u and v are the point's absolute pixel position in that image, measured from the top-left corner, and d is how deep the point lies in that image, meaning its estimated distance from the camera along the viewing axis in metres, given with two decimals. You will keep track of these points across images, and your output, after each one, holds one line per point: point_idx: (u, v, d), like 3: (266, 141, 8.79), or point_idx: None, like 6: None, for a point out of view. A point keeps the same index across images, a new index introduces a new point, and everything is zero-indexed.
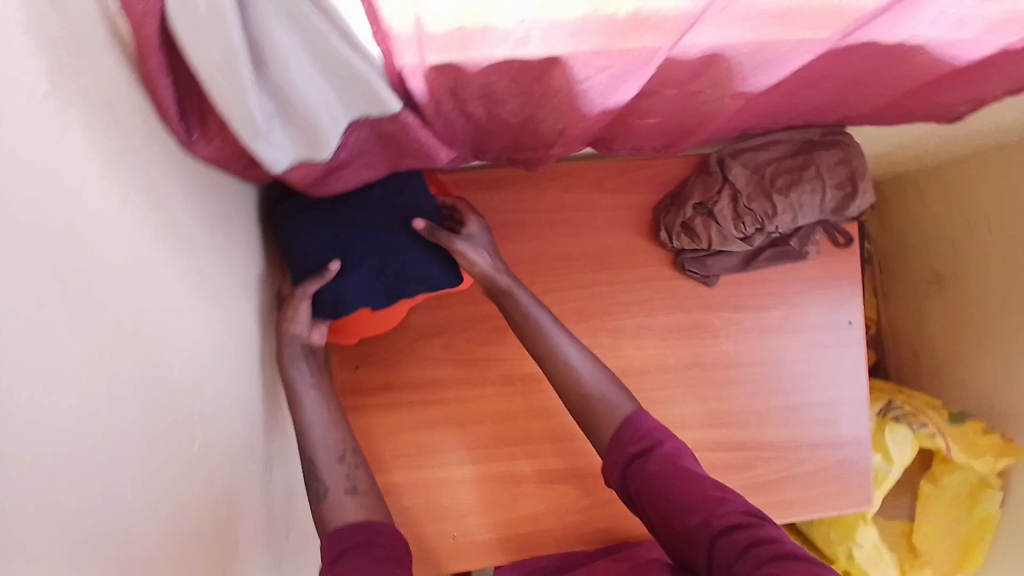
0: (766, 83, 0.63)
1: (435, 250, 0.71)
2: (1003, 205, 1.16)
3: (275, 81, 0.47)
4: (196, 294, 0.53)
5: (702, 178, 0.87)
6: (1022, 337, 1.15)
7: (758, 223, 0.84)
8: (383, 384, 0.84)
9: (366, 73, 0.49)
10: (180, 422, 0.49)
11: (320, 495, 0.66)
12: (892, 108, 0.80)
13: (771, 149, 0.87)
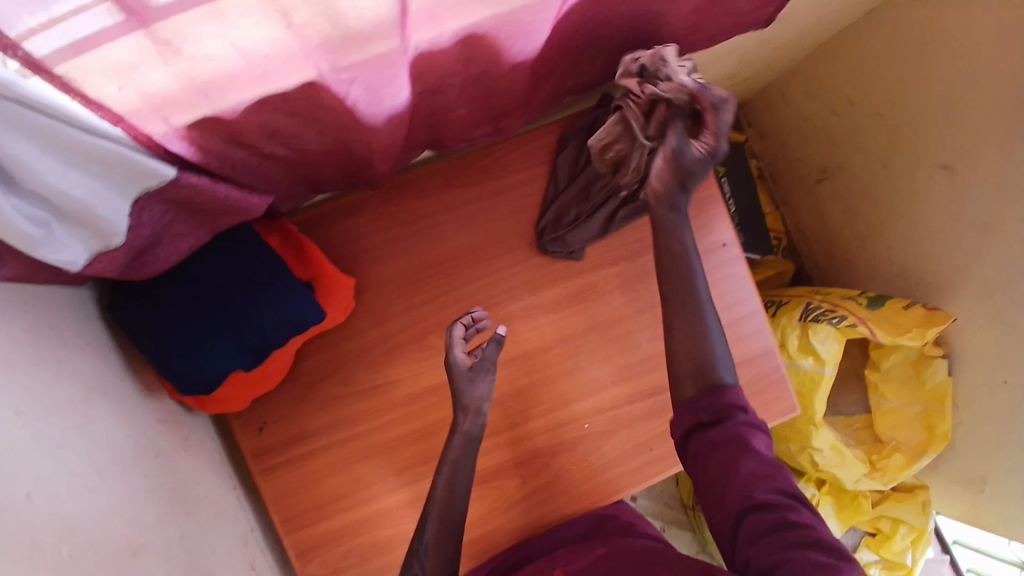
0: (534, 47, 0.64)
1: (287, 295, 0.70)
2: (856, 86, 1.24)
3: (30, 188, 0.47)
4: (33, 410, 0.51)
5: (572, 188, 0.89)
6: (909, 201, 1.23)
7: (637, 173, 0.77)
8: (293, 437, 0.84)
9: (122, 154, 0.49)
10: (49, 540, 0.48)
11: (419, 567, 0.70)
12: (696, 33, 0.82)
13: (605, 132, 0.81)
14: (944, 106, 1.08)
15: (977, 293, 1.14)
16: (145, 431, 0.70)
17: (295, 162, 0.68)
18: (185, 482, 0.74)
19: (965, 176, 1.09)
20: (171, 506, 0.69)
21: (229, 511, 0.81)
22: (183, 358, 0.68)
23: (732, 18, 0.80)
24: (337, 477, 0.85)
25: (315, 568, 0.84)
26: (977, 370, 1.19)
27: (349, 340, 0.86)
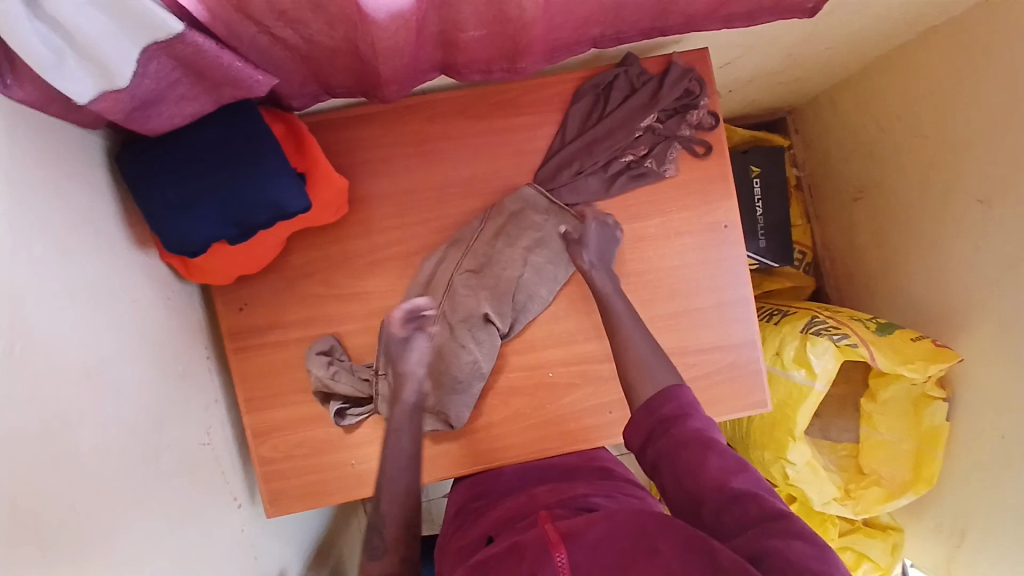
0: None
1: (280, 178, 0.74)
2: (907, 103, 1.17)
3: (51, 16, 0.50)
4: (18, 233, 0.57)
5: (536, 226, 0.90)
6: (937, 234, 1.17)
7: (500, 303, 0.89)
8: (269, 324, 0.89)
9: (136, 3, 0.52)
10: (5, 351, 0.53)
11: (372, 550, 0.71)
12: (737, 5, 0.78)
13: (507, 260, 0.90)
14: (989, 134, 1.01)
15: (992, 338, 1.07)
16: (130, 280, 0.75)
17: (304, 54, 0.70)
18: (158, 337, 0.79)
19: (1000, 212, 1.02)
20: (138, 354, 0.74)
21: (197, 380, 0.87)
22: (172, 217, 0.73)
23: None
24: (303, 370, 0.90)
25: (268, 450, 0.89)
26: (979, 420, 1.12)
27: (339, 245, 0.90)
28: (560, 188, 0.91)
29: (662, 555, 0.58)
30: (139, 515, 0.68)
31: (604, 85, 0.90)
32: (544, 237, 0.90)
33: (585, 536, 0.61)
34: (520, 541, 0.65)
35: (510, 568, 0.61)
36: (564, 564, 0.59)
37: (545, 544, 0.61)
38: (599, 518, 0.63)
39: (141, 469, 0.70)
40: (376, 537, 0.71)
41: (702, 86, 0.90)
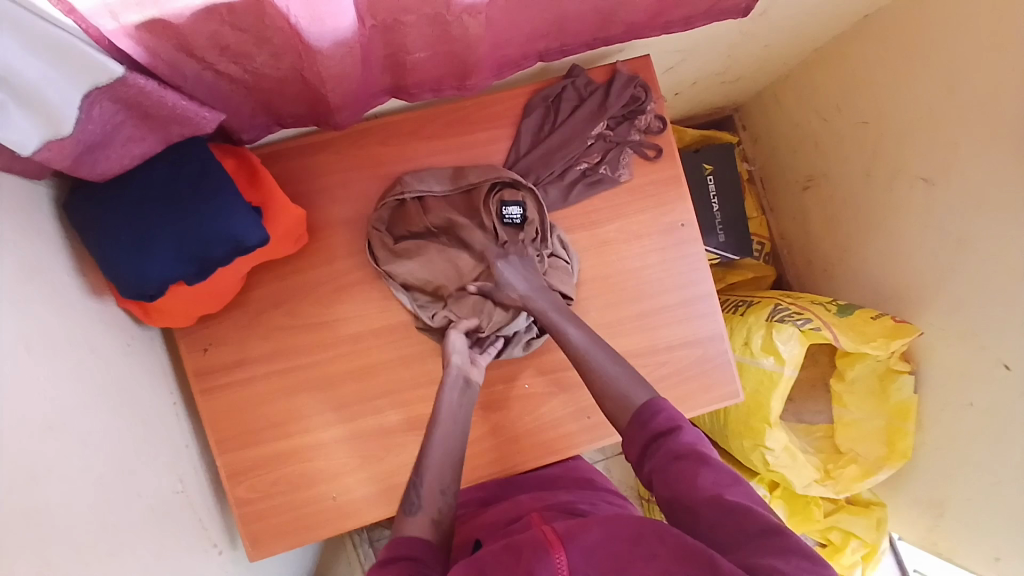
0: None
1: (235, 212, 0.74)
2: (846, 92, 1.23)
3: None
4: None
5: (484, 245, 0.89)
6: (886, 215, 1.22)
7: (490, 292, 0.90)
8: (236, 361, 0.87)
9: (74, 46, 0.51)
10: None
11: (410, 508, 0.73)
12: (675, 14, 0.81)
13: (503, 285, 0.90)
14: (926, 118, 1.07)
15: (949, 311, 1.11)
16: (87, 330, 0.73)
17: (250, 87, 0.69)
18: (121, 385, 0.77)
19: (942, 189, 1.07)
20: (102, 404, 0.72)
21: (166, 426, 0.84)
22: (125, 260, 0.71)
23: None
24: (275, 406, 0.88)
25: (244, 491, 0.87)
26: (943, 389, 1.17)
27: (301, 275, 0.89)
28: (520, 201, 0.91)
29: (659, 560, 0.60)
30: (116, 570, 0.65)
31: (553, 97, 0.92)
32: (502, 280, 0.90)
33: (582, 538, 0.61)
34: (516, 540, 0.63)
35: (507, 567, 0.60)
36: (564, 564, 0.59)
37: (543, 543, 0.61)
38: (596, 521, 0.64)
39: (114, 521, 0.67)
40: (414, 495, 0.74)
41: (647, 92, 0.93)
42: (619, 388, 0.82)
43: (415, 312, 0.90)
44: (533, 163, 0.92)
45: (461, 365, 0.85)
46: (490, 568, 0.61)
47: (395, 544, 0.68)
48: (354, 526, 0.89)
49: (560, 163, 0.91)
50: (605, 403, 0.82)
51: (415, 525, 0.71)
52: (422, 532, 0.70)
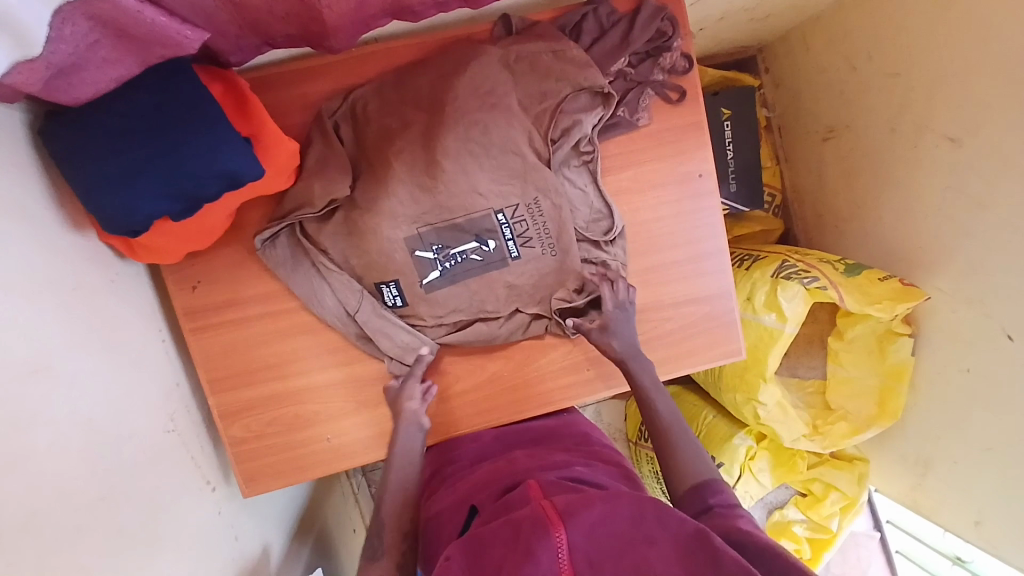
0: None
1: (219, 147, 0.67)
2: (879, 35, 1.14)
3: None
4: None
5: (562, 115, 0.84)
6: (905, 173, 1.17)
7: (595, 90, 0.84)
8: (227, 301, 0.84)
9: None
10: None
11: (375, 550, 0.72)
12: None
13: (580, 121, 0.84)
14: (962, 72, 1.00)
15: (959, 277, 1.09)
16: (68, 266, 0.69)
17: (237, 4, 0.62)
18: (110, 324, 0.74)
19: (969, 150, 1.02)
20: (89, 342, 0.69)
21: (157, 365, 0.82)
22: (107, 193, 0.66)
23: None
24: (270, 348, 0.86)
25: (239, 430, 0.86)
26: (943, 355, 1.17)
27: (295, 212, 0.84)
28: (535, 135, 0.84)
29: (659, 545, 0.59)
30: (107, 514, 0.65)
31: (571, 27, 0.84)
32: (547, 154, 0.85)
33: (584, 515, 0.60)
34: (513, 516, 0.62)
35: (508, 543, 0.59)
36: (564, 543, 0.58)
37: (543, 521, 0.60)
38: (597, 497, 0.62)
39: (102, 462, 0.66)
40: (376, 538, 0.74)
41: (675, 27, 0.85)
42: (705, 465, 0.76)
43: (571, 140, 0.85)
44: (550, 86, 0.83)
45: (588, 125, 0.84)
46: (491, 550, 0.59)
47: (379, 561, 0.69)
48: (349, 467, 0.90)
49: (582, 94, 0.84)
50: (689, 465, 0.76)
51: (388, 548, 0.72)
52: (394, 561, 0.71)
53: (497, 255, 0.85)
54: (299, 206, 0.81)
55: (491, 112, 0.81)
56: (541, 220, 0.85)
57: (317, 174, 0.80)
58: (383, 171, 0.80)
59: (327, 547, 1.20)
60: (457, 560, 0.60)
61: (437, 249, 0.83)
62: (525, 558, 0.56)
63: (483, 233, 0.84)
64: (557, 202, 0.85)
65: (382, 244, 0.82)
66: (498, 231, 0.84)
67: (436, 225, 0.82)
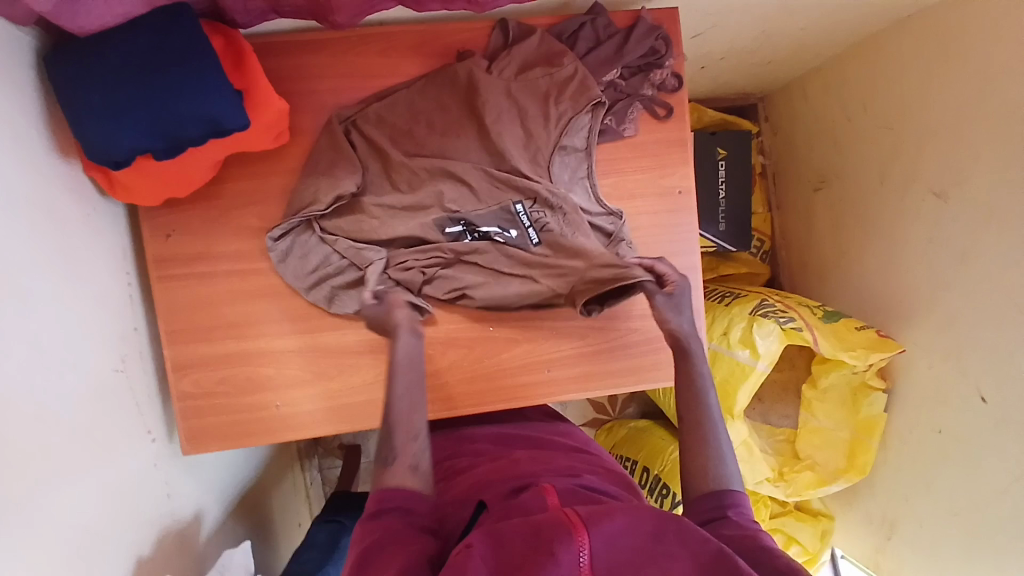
0: None
1: (214, 92, 0.69)
2: (875, 91, 1.18)
3: None
4: None
5: (557, 115, 0.85)
6: (891, 225, 1.19)
7: (590, 97, 0.84)
8: (198, 254, 0.85)
9: None
10: None
11: (387, 461, 0.65)
12: None
13: (571, 123, 0.86)
14: (952, 130, 1.02)
15: (934, 330, 1.10)
16: (46, 188, 0.70)
17: None
18: (78, 255, 0.75)
19: (954, 205, 1.03)
20: (51, 266, 0.69)
21: (117, 306, 0.81)
22: (95, 121, 0.68)
23: None
24: (234, 307, 0.86)
25: (189, 386, 0.85)
26: (915, 412, 1.16)
27: (278, 177, 0.85)
28: (534, 141, 0.85)
29: (679, 563, 0.54)
30: (34, 434, 0.63)
31: (568, 34, 0.87)
32: (540, 147, 0.85)
33: (606, 525, 0.55)
34: (532, 518, 0.58)
35: (525, 544, 0.54)
36: (584, 550, 0.53)
37: (565, 524, 0.55)
38: (620, 509, 0.57)
39: (43, 383, 0.65)
40: (388, 446, 0.66)
41: (668, 47, 0.88)
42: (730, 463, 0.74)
43: (565, 134, 0.86)
44: (548, 85, 0.85)
45: (585, 124, 0.87)
46: (509, 546, 0.55)
47: (375, 519, 0.60)
48: (295, 439, 0.88)
49: (582, 103, 0.84)
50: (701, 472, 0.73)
51: (403, 476, 0.63)
52: (406, 481, 0.63)
53: (518, 242, 0.86)
54: (307, 204, 0.82)
55: (506, 113, 0.84)
56: (562, 217, 0.86)
57: (330, 154, 0.83)
58: (398, 166, 0.84)
59: (264, 533, 1.16)
60: (479, 549, 0.54)
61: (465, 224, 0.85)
62: (545, 560, 0.52)
63: (504, 219, 0.85)
64: (574, 211, 0.85)
65: (399, 226, 0.84)
66: (516, 220, 0.85)
67: (459, 209, 0.85)
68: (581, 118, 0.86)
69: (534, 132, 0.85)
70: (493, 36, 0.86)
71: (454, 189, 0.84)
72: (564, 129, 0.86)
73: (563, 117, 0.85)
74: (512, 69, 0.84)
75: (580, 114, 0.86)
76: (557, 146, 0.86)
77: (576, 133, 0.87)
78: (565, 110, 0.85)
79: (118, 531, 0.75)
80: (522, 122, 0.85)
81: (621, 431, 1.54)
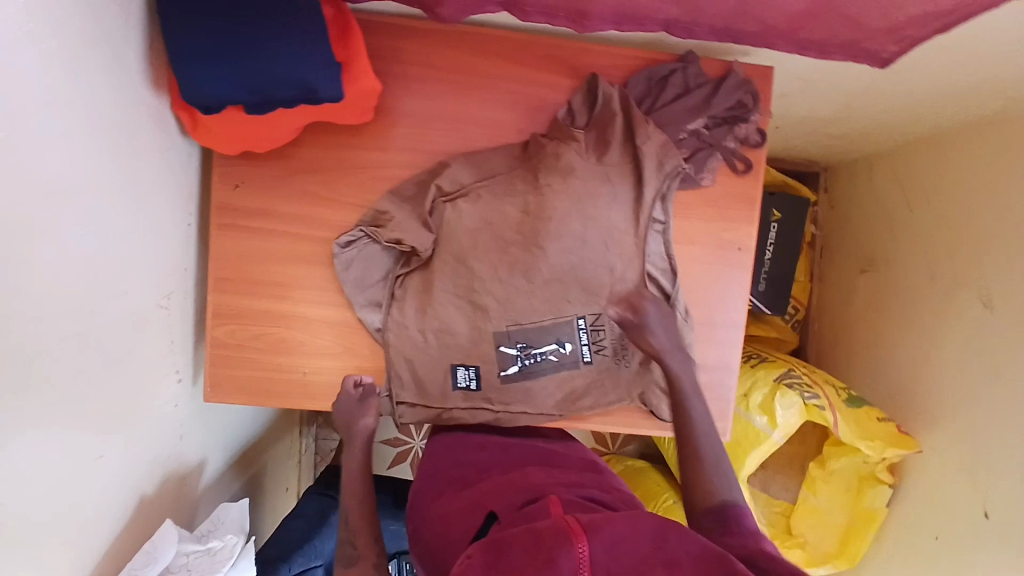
0: None
1: (312, 55, 0.70)
2: (943, 190, 1.16)
3: None
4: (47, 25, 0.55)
5: (637, 194, 0.87)
6: (932, 323, 1.17)
7: (674, 178, 0.87)
8: (260, 209, 0.86)
9: None
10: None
11: (349, 560, 0.79)
12: (806, 24, 0.77)
13: (652, 201, 0.87)
14: (1012, 243, 1.01)
15: (955, 436, 1.08)
16: (134, 118, 0.71)
17: None
18: (149, 186, 0.76)
19: (999, 316, 1.02)
20: (124, 192, 0.71)
21: (173, 243, 0.83)
22: (195, 61, 0.69)
23: (850, 24, 0.76)
24: (282, 267, 0.87)
25: (223, 334, 0.87)
26: (919, 514, 1.14)
27: (352, 151, 0.86)
28: (611, 215, 0.87)
29: (681, 567, 0.54)
30: (69, 351, 0.64)
31: (658, 79, 0.87)
32: (614, 225, 0.87)
33: (606, 530, 0.55)
34: (533, 525, 0.58)
35: (524, 551, 0.54)
36: (585, 555, 0.53)
37: (564, 529, 0.55)
38: (620, 515, 0.57)
39: (92, 303, 0.66)
40: (349, 547, 0.80)
41: (756, 101, 0.87)
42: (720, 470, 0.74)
43: (644, 212, 0.87)
44: (636, 162, 0.86)
45: (660, 202, 0.88)
46: (509, 554, 0.54)
47: None
48: (313, 408, 0.89)
49: (667, 185, 0.87)
50: (688, 475, 0.75)
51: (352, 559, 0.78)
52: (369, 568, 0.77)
53: (572, 358, 0.90)
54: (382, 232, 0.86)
55: (588, 189, 0.86)
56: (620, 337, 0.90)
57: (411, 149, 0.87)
58: (479, 254, 0.87)
59: (255, 490, 1.17)
60: (477, 559, 0.55)
61: (521, 346, 0.88)
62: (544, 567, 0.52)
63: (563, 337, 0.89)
64: (642, 294, 0.88)
65: (468, 317, 0.88)
66: (575, 338, 0.89)
67: (521, 324, 0.88)
68: (659, 200, 0.87)
69: (614, 204, 0.87)
70: (578, 97, 0.86)
71: (539, 292, 0.87)
72: (641, 207, 0.87)
73: (644, 198, 0.87)
74: (592, 139, 0.86)
75: (657, 196, 0.87)
76: (638, 224, 0.88)
77: (653, 212, 0.87)
78: (644, 189, 0.86)
79: (128, 461, 0.76)
80: (604, 195, 0.86)
81: (619, 466, 1.53)
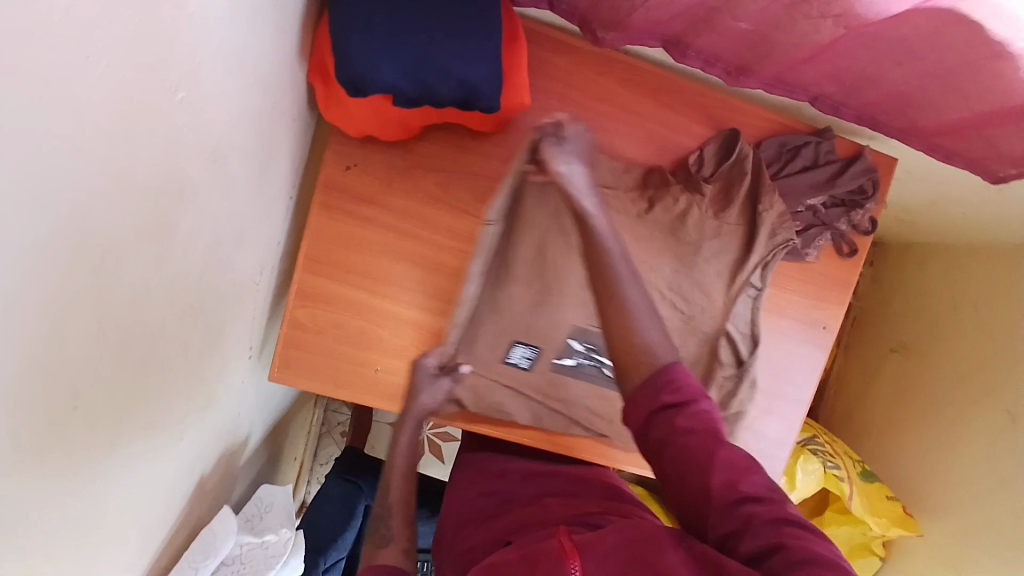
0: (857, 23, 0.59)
1: (487, 63, 0.67)
2: (991, 298, 1.19)
3: None
4: None
5: (743, 256, 0.86)
6: (953, 420, 1.21)
7: (785, 247, 0.86)
8: (367, 196, 0.82)
9: None
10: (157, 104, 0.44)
11: (383, 539, 0.70)
12: (951, 137, 0.77)
13: (752, 267, 0.87)
14: None
15: (958, 532, 1.14)
16: (278, 85, 0.66)
17: None
18: (270, 157, 0.71)
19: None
20: (252, 163, 0.66)
21: (274, 215, 0.78)
22: (362, 41, 0.63)
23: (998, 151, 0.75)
24: (377, 259, 0.84)
25: (303, 316, 0.83)
26: None
27: (473, 154, 0.83)
28: (709, 267, 0.86)
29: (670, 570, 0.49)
30: (180, 327, 0.60)
31: (790, 147, 0.86)
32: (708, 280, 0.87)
33: (598, 546, 0.53)
34: (531, 550, 0.56)
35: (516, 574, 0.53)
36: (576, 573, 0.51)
37: (557, 552, 0.54)
38: (613, 530, 0.56)
39: (204, 278, 0.62)
40: (383, 526, 0.72)
41: (875, 190, 0.88)
42: (637, 318, 0.61)
43: (743, 276, 0.87)
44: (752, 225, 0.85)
45: (761, 271, 0.87)
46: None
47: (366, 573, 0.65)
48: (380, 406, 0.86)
49: (774, 251, 0.86)
50: (607, 322, 0.62)
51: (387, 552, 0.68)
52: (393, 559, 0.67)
53: None
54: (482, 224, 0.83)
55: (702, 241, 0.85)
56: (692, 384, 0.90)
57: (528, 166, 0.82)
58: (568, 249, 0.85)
59: (277, 461, 1.14)
60: None
61: (589, 346, 0.89)
62: None
63: None
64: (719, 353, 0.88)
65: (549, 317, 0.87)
66: None
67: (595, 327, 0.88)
68: (756, 266, 0.87)
69: (717, 262, 0.86)
70: (712, 147, 0.85)
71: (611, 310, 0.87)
72: (739, 269, 0.87)
73: (749, 264, 0.86)
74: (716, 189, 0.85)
75: (759, 264, 0.87)
76: (738, 282, 0.87)
77: (750, 278, 0.87)
78: (749, 253, 0.86)
79: (195, 440, 0.72)
80: (712, 246, 0.86)
81: None
